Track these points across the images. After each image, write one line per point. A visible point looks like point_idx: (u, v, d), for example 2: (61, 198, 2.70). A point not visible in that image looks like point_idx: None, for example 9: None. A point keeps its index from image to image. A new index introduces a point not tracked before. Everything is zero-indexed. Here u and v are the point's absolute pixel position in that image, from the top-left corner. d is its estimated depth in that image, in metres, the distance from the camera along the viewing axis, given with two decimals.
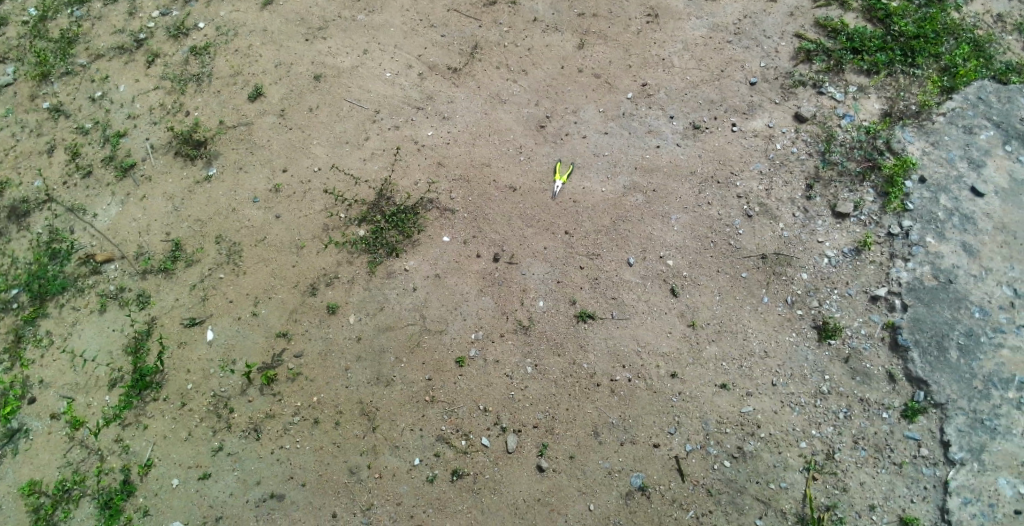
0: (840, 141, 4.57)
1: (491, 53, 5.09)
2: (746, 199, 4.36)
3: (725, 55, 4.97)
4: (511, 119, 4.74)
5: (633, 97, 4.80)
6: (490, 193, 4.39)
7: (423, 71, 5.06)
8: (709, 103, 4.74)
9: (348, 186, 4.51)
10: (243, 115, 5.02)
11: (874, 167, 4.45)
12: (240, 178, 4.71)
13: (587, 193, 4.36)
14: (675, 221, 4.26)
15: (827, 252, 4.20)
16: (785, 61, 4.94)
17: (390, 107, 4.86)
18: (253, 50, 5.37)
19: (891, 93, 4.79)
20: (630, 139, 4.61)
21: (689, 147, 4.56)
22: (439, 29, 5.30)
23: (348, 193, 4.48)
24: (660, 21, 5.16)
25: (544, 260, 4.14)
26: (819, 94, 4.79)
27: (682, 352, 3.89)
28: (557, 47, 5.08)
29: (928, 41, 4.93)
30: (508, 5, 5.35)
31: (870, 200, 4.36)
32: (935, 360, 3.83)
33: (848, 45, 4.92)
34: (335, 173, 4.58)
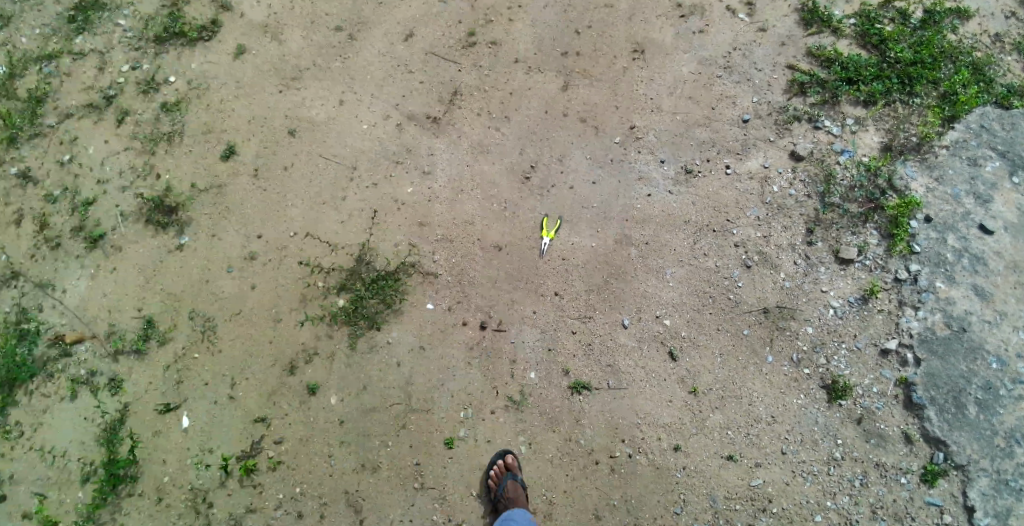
0: (840, 179, 4.36)
1: (471, 100, 4.81)
2: (745, 247, 4.14)
3: (715, 92, 4.74)
4: (494, 171, 4.47)
5: (622, 141, 4.54)
6: (474, 253, 4.17)
7: (401, 122, 4.76)
8: (702, 144, 4.51)
9: (324, 253, 4.28)
10: (215, 176, 4.73)
11: (876, 207, 4.24)
12: (214, 246, 4.45)
13: (576, 249, 4.15)
14: (671, 275, 4.05)
15: (832, 303, 3.99)
16: (778, 95, 4.77)
17: (367, 163, 4.59)
18: (226, 106, 5.05)
19: (890, 125, 4.64)
20: (621, 188, 4.36)
21: (682, 194, 4.33)
22: (417, 74, 4.99)
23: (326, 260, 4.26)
24: (646, 57, 4.90)
25: (533, 326, 3.95)
26: (814, 129, 4.63)
27: (684, 422, 3.74)
28: (540, 90, 4.80)
29: (925, 66, 4.78)
30: (489, 46, 5.04)
31: (874, 243, 4.15)
32: (953, 418, 3.63)
33: (843, 75, 4.76)
34: (309, 239, 4.34)
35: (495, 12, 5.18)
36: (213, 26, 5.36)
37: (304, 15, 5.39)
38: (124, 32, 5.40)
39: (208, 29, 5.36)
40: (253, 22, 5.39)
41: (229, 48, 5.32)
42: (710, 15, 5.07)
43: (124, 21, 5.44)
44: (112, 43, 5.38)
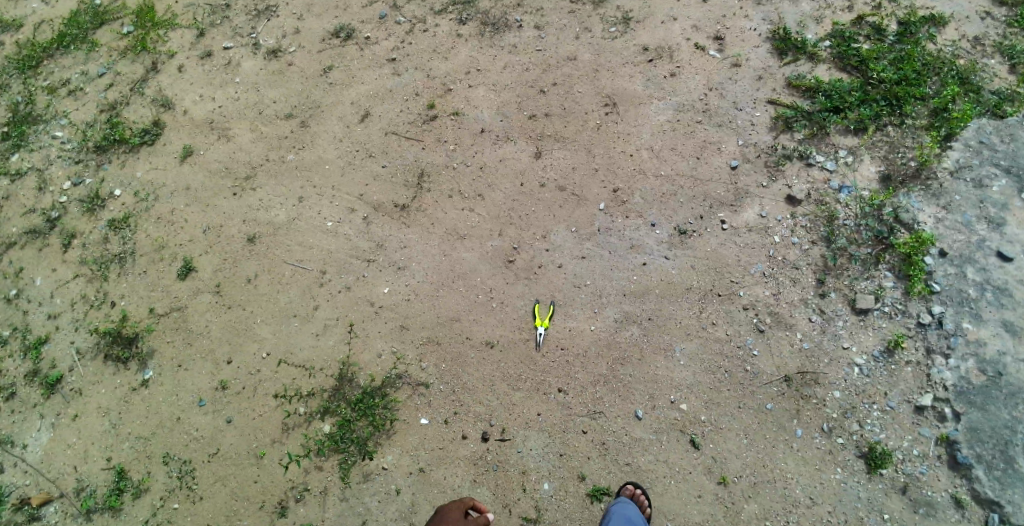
0: (844, 220, 4.16)
1: (440, 180, 4.57)
2: (754, 309, 3.88)
3: (698, 139, 4.54)
4: (475, 257, 4.19)
5: (606, 207, 4.28)
6: (465, 354, 3.86)
7: (368, 214, 4.52)
8: (691, 201, 4.28)
9: (302, 377, 3.97)
10: (175, 298, 4.45)
11: (887, 247, 4.03)
12: (182, 378, 4.17)
13: (574, 336, 3.87)
14: (680, 352, 3.78)
15: (856, 360, 3.75)
16: (765, 134, 4.56)
17: (336, 265, 4.33)
18: (177, 215, 4.79)
19: (885, 151, 4.40)
20: (612, 259, 4.09)
21: (679, 258, 4.07)
22: (379, 158, 4.78)
23: (306, 385, 3.94)
24: (619, 109, 4.70)
25: (540, 430, 3.66)
26: (807, 166, 4.42)
27: (716, 519, 3.46)
28: (512, 160, 4.57)
29: (911, 83, 4.54)
30: (450, 117, 4.86)
31: (890, 286, 3.93)
32: (1004, 476, 3.35)
33: (829, 105, 4.54)
34: (283, 368, 4.03)
35: (451, 80, 5.03)
36: (155, 128, 5.16)
37: (252, 106, 5.22)
38: (61, 144, 5.21)
39: (151, 132, 5.14)
40: (198, 119, 5.20)
41: (175, 150, 5.10)
42: (678, 57, 4.86)
43: (61, 132, 5.27)
44: (50, 158, 5.16)
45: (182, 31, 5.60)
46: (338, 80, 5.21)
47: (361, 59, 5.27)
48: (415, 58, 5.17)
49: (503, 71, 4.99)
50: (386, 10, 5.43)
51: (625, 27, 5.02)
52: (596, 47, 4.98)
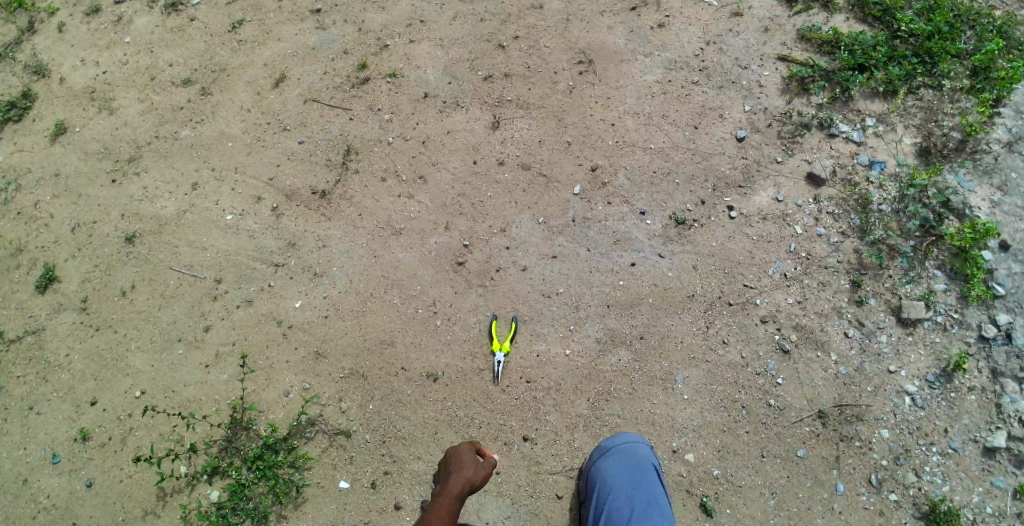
0: (879, 205, 3.30)
1: (371, 158, 3.59)
2: (775, 322, 3.00)
3: (695, 104, 3.67)
4: (414, 259, 3.23)
5: (583, 191, 3.37)
6: (401, 391, 2.96)
7: (278, 202, 3.53)
8: (690, 182, 3.39)
9: (185, 426, 3.02)
10: (30, 317, 3.43)
11: (935, 238, 3.18)
12: (31, 425, 3.15)
13: (543, 364, 2.99)
14: (682, 383, 2.91)
15: (906, 388, 2.88)
16: (776, 98, 3.70)
17: (235, 270, 3.36)
18: (41, 209, 3.75)
19: (920, 118, 3.60)
20: (591, 259, 3.19)
21: (676, 257, 3.17)
22: (295, 132, 3.82)
23: (188, 437, 3.00)
24: (596, 68, 3.78)
25: (496, 495, 2.82)
26: (830, 136, 3.58)
27: None
28: (463, 132, 3.62)
29: (944, 37, 3.70)
30: (386, 80, 3.90)
31: (941, 290, 3.08)
32: None
33: (853, 62, 3.68)
34: (156, 414, 3.07)
35: (389, 35, 4.06)
36: (23, 100, 4.10)
37: (144, 71, 4.18)
38: None
39: (19, 105, 4.08)
40: (76, 89, 4.15)
41: (48, 128, 4.04)
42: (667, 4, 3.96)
43: None
44: None
45: None
46: (250, 37, 4.21)
47: (279, 11, 4.28)
48: (345, 8, 4.20)
49: (453, 23, 4.02)
50: None
51: None
52: None
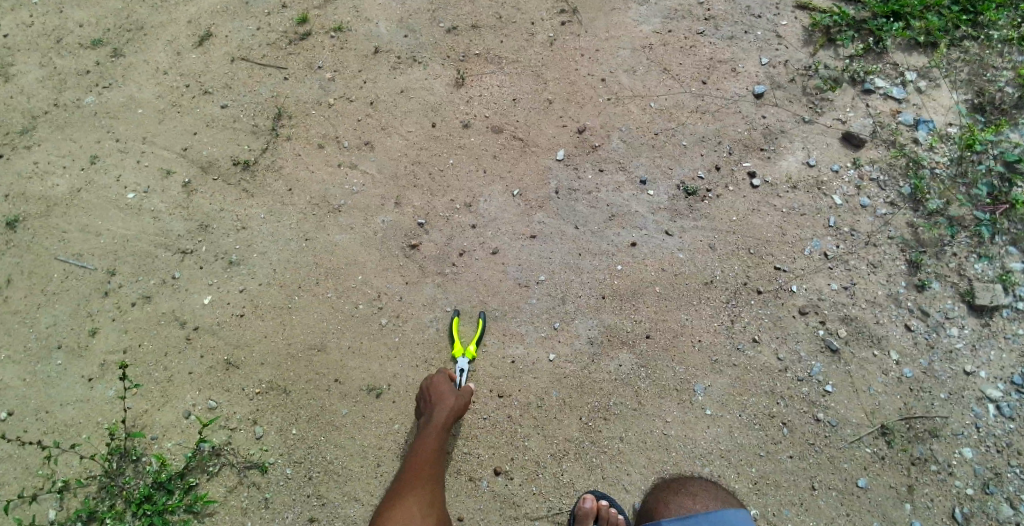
0: (933, 169, 2.67)
1: (306, 124, 2.91)
2: (818, 316, 2.37)
3: (702, 57, 3.01)
4: (355, 243, 2.57)
5: (567, 156, 2.71)
6: (334, 410, 2.32)
7: (192, 177, 2.84)
8: (700, 144, 2.73)
9: (51, 462, 2.29)
10: None
11: (1005, 205, 2.57)
12: None
13: (519, 374, 2.34)
14: (703, 395, 2.28)
15: (986, 393, 2.25)
16: (798, 50, 3.04)
17: (132, 260, 2.65)
18: None
19: (967, 73, 2.98)
20: (579, 240, 2.53)
21: (687, 236, 2.52)
22: (216, 95, 3.11)
23: (61, 473, 2.28)
24: (580, 18, 3.11)
25: None
26: (865, 92, 2.92)
27: None
28: (420, 91, 2.94)
29: None
30: (331, 35, 3.20)
31: (1019, 271, 2.47)
32: None
33: (886, 9, 3.07)
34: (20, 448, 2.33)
35: None
36: None
37: (48, 33, 3.41)
38: None
39: None
40: None
41: None
42: None
43: None
44: None
45: None
46: None
47: None
48: None
49: None
50: None
51: None
52: None
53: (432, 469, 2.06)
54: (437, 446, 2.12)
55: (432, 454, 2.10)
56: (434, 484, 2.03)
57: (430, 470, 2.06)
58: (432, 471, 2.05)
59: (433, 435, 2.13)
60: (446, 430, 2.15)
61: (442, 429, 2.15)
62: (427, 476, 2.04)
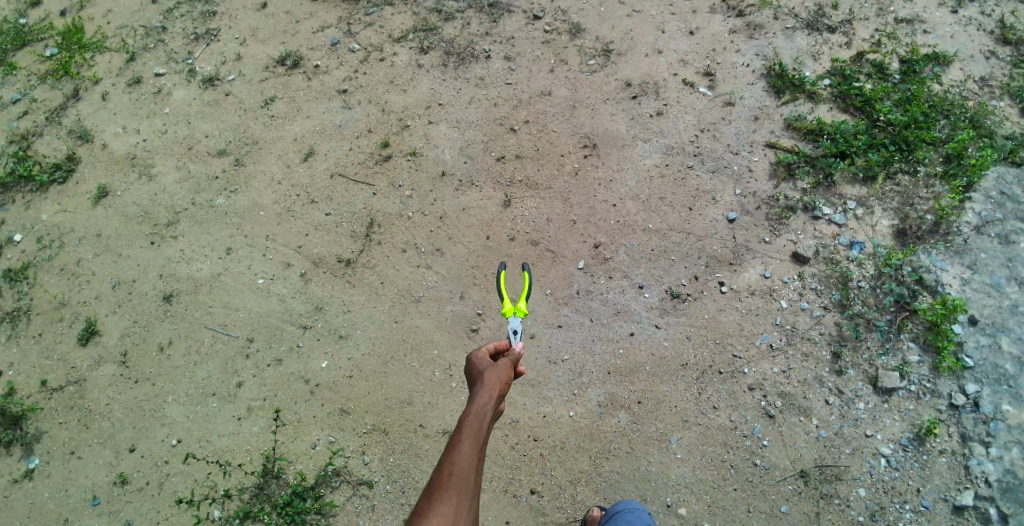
0: (859, 282, 3.55)
1: (392, 231, 3.91)
2: (761, 390, 3.27)
3: (691, 187, 3.96)
4: (432, 326, 3.54)
5: (586, 266, 3.68)
6: (416, 446, 3.20)
7: (306, 269, 3.82)
8: (685, 258, 3.67)
9: (217, 473, 3.25)
10: (74, 369, 3.74)
11: (911, 313, 3.43)
12: (75, 469, 3.45)
13: (549, 423, 3.22)
14: (676, 444, 3.14)
15: (881, 449, 3.14)
16: (765, 182, 3.97)
17: (265, 332, 3.62)
18: (84, 267, 4.12)
19: (897, 203, 3.86)
20: (593, 328, 3.47)
21: (672, 327, 3.45)
22: (320, 205, 4.09)
23: (222, 483, 3.22)
24: (599, 152, 4.14)
25: None
26: (814, 218, 3.82)
27: None
28: (476, 209, 3.94)
29: (920, 126, 4.09)
30: (406, 157, 4.24)
31: (916, 360, 3.33)
32: None
33: (834, 149, 4.02)
34: (192, 464, 3.29)
35: (410, 115, 4.45)
36: (68, 163, 4.62)
37: (182, 141, 4.60)
38: None
39: (63, 168, 4.59)
40: (117, 156, 4.62)
41: (89, 189, 4.50)
42: (665, 95, 4.36)
43: None
44: None
45: (112, 55, 5.22)
46: (281, 112, 4.62)
47: (308, 90, 4.73)
48: (369, 89, 4.63)
49: (468, 107, 4.44)
50: (338, 36, 4.96)
51: (605, 60, 4.53)
52: (574, 81, 4.47)
53: (470, 467, 1.68)
54: (480, 435, 1.76)
55: (475, 441, 1.74)
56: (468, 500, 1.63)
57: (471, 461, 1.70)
58: (468, 474, 1.67)
59: (472, 422, 1.78)
60: (488, 417, 1.81)
61: (482, 417, 1.80)
62: (460, 489, 1.64)
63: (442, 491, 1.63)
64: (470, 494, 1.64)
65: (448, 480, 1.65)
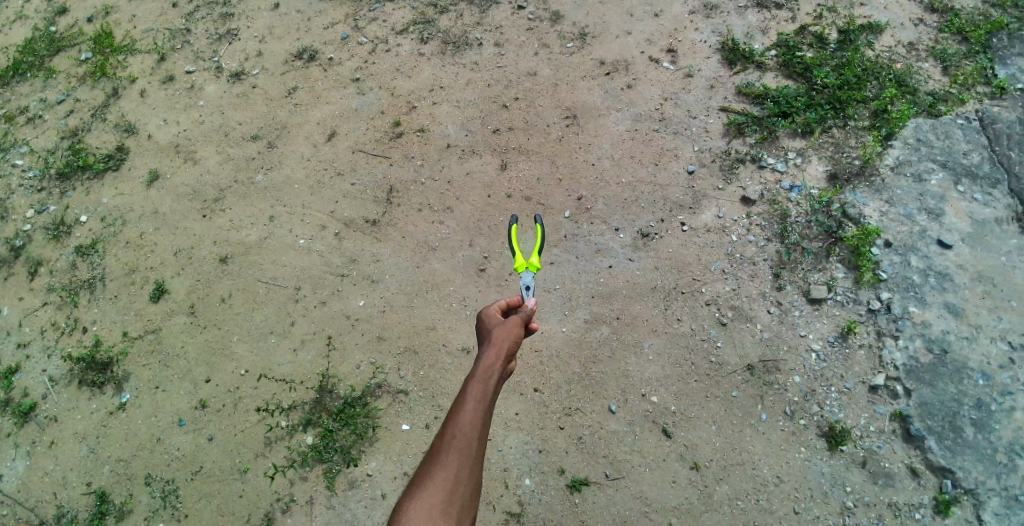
0: (796, 218, 4.30)
1: (409, 194, 4.67)
2: (716, 305, 4.05)
3: (656, 147, 4.73)
4: (448, 268, 4.32)
5: (572, 215, 4.46)
6: (442, 361, 3.98)
7: (339, 230, 4.57)
8: (653, 205, 4.45)
9: (282, 390, 4.01)
10: (149, 321, 4.39)
11: (836, 240, 4.16)
12: (160, 399, 4.12)
13: (547, 338, 3.99)
14: (649, 348, 3.93)
15: (813, 347, 3.88)
16: (718, 139, 4.71)
17: (311, 281, 4.37)
18: (146, 239, 4.76)
19: (831, 151, 4.56)
20: (579, 264, 4.25)
21: (643, 260, 4.24)
22: (347, 176, 4.84)
23: (287, 397, 3.98)
24: (579, 122, 4.90)
25: (516, 429, 3.76)
26: (760, 168, 4.55)
27: (692, 502, 3.55)
28: (478, 174, 4.71)
29: (852, 87, 4.79)
30: (416, 134, 5.00)
31: (841, 276, 4.06)
32: (954, 444, 3.57)
33: (777, 110, 4.72)
34: (264, 382, 4.05)
35: (416, 98, 5.20)
36: (119, 153, 5.22)
37: (217, 130, 5.28)
38: (22, 172, 5.29)
39: (116, 158, 5.21)
40: (163, 144, 5.26)
41: (141, 175, 5.12)
42: (634, 70, 5.11)
43: (21, 160, 5.36)
44: (11, 188, 5.22)
45: (143, 56, 5.81)
46: (303, 100, 5.33)
47: (326, 79, 5.44)
48: (379, 78, 5.35)
49: (466, 88, 5.18)
50: (348, 31, 5.66)
51: (581, 43, 5.28)
52: (556, 62, 5.22)
53: (480, 399, 2.21)
54: (491, 376, 2.30)
55: (484, 380, 2.29)
56: (480, 422, 2.16)
57: (481, 393, 2.24)
58: (479, 402, 2.20)
59: (484, 367, 2.34)
60: (498, 363, 2.37)
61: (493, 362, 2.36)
62: (473, 413, 2.16)
63: (458, 416, 2.16)
64: (481, 416, 2.16)
65: (463, 407, 2.19)
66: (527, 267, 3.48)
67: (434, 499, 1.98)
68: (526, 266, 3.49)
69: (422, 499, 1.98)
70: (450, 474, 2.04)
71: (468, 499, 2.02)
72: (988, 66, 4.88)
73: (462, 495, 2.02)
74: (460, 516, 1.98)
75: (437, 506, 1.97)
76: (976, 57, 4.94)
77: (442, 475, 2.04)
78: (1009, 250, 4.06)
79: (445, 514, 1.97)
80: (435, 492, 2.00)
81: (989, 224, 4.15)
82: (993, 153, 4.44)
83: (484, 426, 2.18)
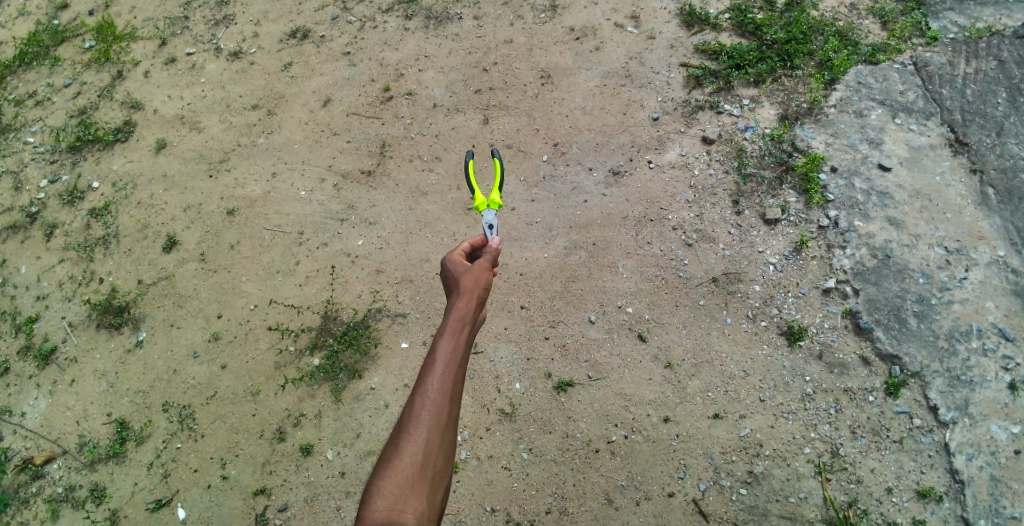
0: (751, 152, 4.68)
1: (401, 148, 5.06)
2: (682, 229, 4.47)
3: (623, 98, 5.08)
4: (438, 209, 4.74)
5: (549, 158, 4.88)
6: (436, 287, 4.43)
7: (337, 182, 4.95)
8: (622, 147, 4.86)
9: (291, 317, 4.43)
10: (162, 269, 4.73)
11: (787, 169, 4.57)
12: (174, 336, 4.46)
13: (531, 263, 4.47)
14: (623, 268, 4.38)
15: (771, 260, 4.29)
16: (680, 90, 5.05)
17: (313, 226, 4.77)
18: (157, 199, 5.04)
19: (782, 97, 4.90)
20: (558, 200, 4.70)
21: (615, 194, 4.67)
22: (342, 135, 5.19)
23: (296, 325, 4.40)
24: (554, 80, 5.25)
25: (506, 340, 4.23)
26: (718, 114, 4.90)
27: (667, 395, 3.95)
28: (463, 128, 5.10)
29: (798, 42, 5.09)
30: (405, 97, 5.32)
31: (793, 200, 4.47)
32: (899, 333, 3.93)
33: (731, 63, 5.06)
34: (274, 307, 4.47)
35: (403, 67, 5.49)
36: (127, 126, 5.43)
37: (220, 101, 5.50)
38: (34, 147, 5.49)
39: (124, 130, 5.41)
40: (168, 117, 5.47)
41: (149, 144, 5.35)
42: (601, 34, 5.42)
43: (33, 138, 5.55)
44: (24, 161, 5.42)
45: (145, 42, 5.97)
46: (299, 74, 5.57)
47: (318, 54, 5.67)
48: (368, 51, 5.62)
49: (448, 57, 5.49)
50: (337, 12, 5.89)
51: (553, 13, 5.60)
52: (530, 31, 5.54)
53: (448, 364, 2.09)
54: (461, 333, 2.18)
55: (453, 339, 2.16)
56: (448, 390, 2.05)
57: (450, 356, 2.11)
58: (447, 370, 2.08)
59: (452, 323, 2.20)
60: (468, 317, 2.23)
61: (463, 318, 2.22)
62: (440, 383, 2.05)
63: (426, 385, 2.05)
64: (448, 384, 2.05)
65: (430, 377, 2.07)
66: (489, 205, 3.20)
67: (405, 475, 1.91)
68: (487, 205, 3.21)
69: (393, 477, 1.91)
70: (420, 449, 1.95)
71: (440, 471, 1.96)
72: (921, 20, 5.14)
73: (434, 466, 1.95)
74: (431, 489, 1.93)
75: (407, 482, 1.90)
76: (912, 13, 5.20)
77: (411, 450, 1.95)
78: (943, 170, 4.44)
79: (417, 489, 1.90)
80: (405, 468, 1.92)
81: (924, 150, 4.54)
82: (927, 91, 4.79)
83: (454, 393, 2.07)
